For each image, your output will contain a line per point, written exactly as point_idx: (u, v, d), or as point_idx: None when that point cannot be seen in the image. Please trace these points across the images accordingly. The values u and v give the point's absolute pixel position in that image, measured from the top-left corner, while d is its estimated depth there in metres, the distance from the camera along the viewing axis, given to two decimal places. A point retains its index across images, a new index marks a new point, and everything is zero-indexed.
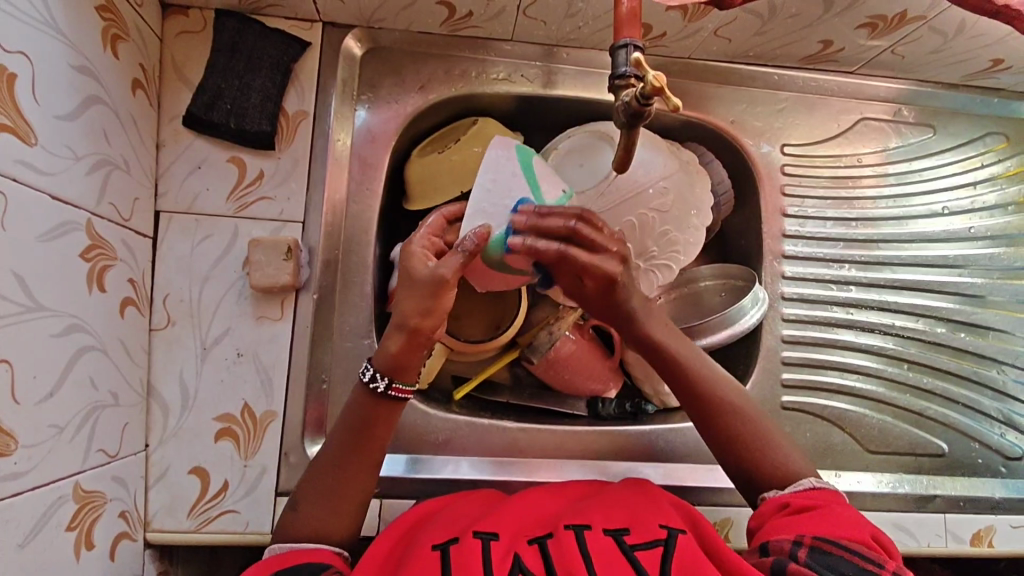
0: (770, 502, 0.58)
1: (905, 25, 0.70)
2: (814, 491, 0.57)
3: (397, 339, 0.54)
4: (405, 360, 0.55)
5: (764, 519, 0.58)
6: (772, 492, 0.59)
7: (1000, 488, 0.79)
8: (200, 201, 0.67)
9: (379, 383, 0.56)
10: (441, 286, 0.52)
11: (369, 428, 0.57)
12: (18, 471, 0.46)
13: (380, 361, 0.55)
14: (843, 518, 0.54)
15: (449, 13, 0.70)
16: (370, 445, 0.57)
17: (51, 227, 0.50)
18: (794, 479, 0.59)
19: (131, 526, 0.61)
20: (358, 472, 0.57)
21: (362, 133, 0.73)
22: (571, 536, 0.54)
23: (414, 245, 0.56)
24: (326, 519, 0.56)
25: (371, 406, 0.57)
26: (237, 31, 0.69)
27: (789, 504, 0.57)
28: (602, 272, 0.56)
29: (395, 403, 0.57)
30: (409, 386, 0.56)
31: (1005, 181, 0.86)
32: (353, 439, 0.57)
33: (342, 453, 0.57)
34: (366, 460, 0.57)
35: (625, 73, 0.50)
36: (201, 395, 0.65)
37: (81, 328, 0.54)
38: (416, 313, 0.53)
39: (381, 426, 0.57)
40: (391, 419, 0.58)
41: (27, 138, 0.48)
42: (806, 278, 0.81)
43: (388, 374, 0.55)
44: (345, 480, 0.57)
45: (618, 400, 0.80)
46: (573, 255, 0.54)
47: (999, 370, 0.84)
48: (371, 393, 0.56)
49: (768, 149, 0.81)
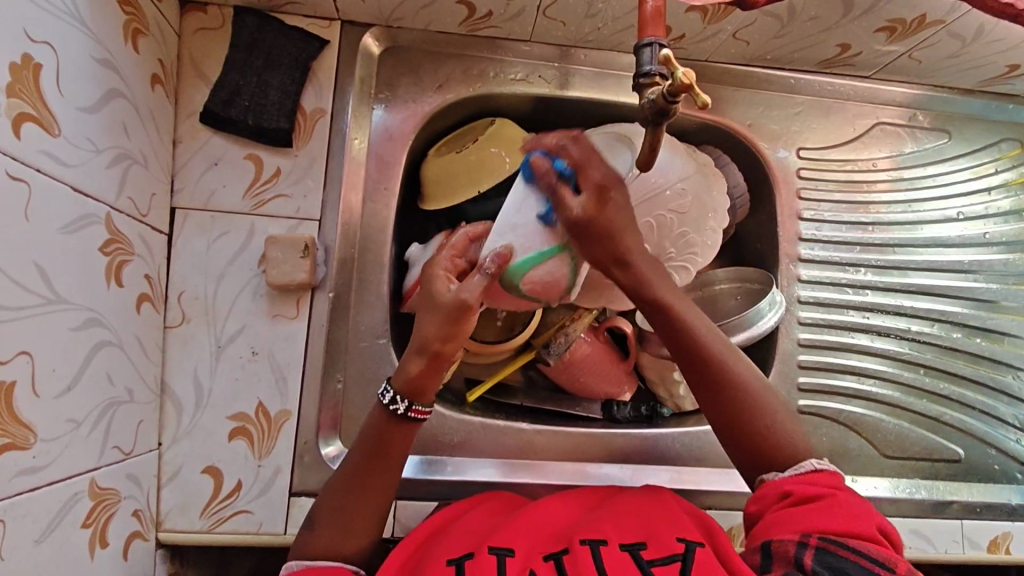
0: (770, 489, 0.56)
1: (924, 29, 0.70)
2: (816, 475, 0.55)
3: (417, 362, 0.55)
4: (425, 381, 0.56)
5: (765, 507, 0.55)
6: (773, 475, 0.57)
7: (1016, 494, 0.78)
8: (217, 198, 0.67)
9: (399, 406, 0.56)
10: (461, 311, 0.53)
11: (384, 450, 0.57)
12: (36, 466, 0.45)
13: (398, 382, 0.56)
14: (847, 508, 0.52)
15: (469, 12, 0.70)
16: (384, 468, 0.57)
17: (73, 219, 0.50)
18: (798, 463, 0.57)
19: (144, 525, 0.60)
20: (376, 494, 0.57)
21: (379, 131, 0.72)
22: (587, 551, 0.53)
23: (439, 266, 0.58)
24: (341, 541, 0.55)
25: (388, 428, 0.56)
26: (256, 28, 0.69)
27: (789, 493, 0.54)
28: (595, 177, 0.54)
29: (412, 424, 0.57)
30: (427, 408, 0.57)
31: (1018, 187, 0.86)
32: (368, 460, 0.57)
33: (358, 476, 0.56)
34: (380, 483, 0.57)
35: (650, 72, 0.50)
36: (216, 394, 0.65)
37: (99, 322, 0.53)
38: (437, 337, 0.54)
39: (398, 448, 0.57)
40: (409, 439, 0.58)
41: (50, 129, 0.47)
42: (821, 282, 0.80)
43: (409, 397, 0.56)
44: (359, 502, 0.56)
45: (632, 403, 0.79)
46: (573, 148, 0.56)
47: (1014, 376, 0.83)
48: (389, 414, 0.56)
49: (784, 153, 0.81)
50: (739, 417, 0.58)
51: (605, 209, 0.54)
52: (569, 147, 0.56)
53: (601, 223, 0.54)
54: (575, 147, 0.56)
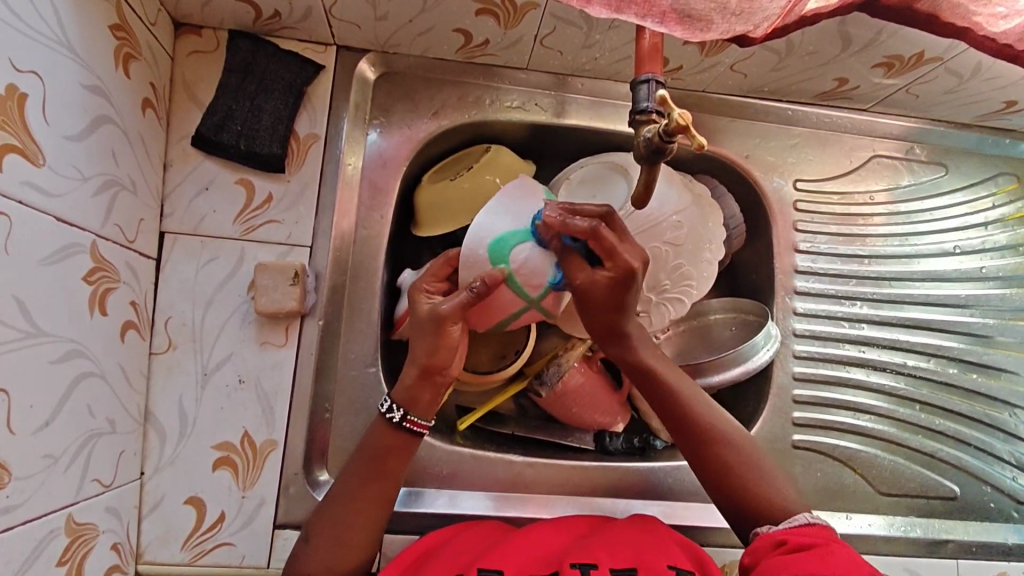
0: (764, 540, 0.55)
1: (922, 66, 0.70)
2: (809, 527, 0.54)
3: (411, 372, 0.56)
4: (421, 391, 0.56)
5: (759, 557, 0.54)
6: (766, 529, 0.56)
7: (1012, 534, 0.77)
8: (207, 222, 0.66)
9: (395, 414, 0.56)
10: (443, 323, 0.53)
11: (383, 462, 0.56)
12: (9, 506, 0.44)
13: (397, 392, 0.57)
14: (840, 555, 0.51)
15: (465, 41, 0.69)
16: (384, 480, 0.56)
17: (55, 250, 0.49)
18: (790, 515, 0.56)
19: (122, 558, 0.59)
20: (371, 503, 0.56)
21: (374, 156, 0.72)
22: None
23: (423, 286, 0.58)
24: (334, 554, 0.54)
25: (387, 443, 0.56)
26: (250, 53, 0.68)
27: (784, 542, 0.53)
28: (625, 263, 0.53)
29: (409, 437, 0.57)
30: (422, 419, 0.57)
31: (1015, 222, 0.86)
32: (366, 474, 0.56)
33: (356, 484, 0.56)
34: (377, 496, 0.56)
35: (647, 109, 0.50)
36: (200, 423, 0.63)
37: (81, 354, 0.52)
38: (424, 353, 0.55)
39: (396, 461, 0.57)
40: (406, 457, 0.57)
41: (34, 159, 0.47)
42: (817, 314, 0.80)
43: (404, 405, 0.56)
44: (352, 510, 0.55)
45: (625, 434, 0.78)
46: (604, 236, 0.52)
47: (1011, 413, 0.83)
48: (387, 423, 0.57)
49: (780, 183, 0.81)
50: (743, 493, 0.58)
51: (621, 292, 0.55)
52: (598, 232, 0.52)
53: (604, 298, 0.55)
54: (612, 238, 0.53)
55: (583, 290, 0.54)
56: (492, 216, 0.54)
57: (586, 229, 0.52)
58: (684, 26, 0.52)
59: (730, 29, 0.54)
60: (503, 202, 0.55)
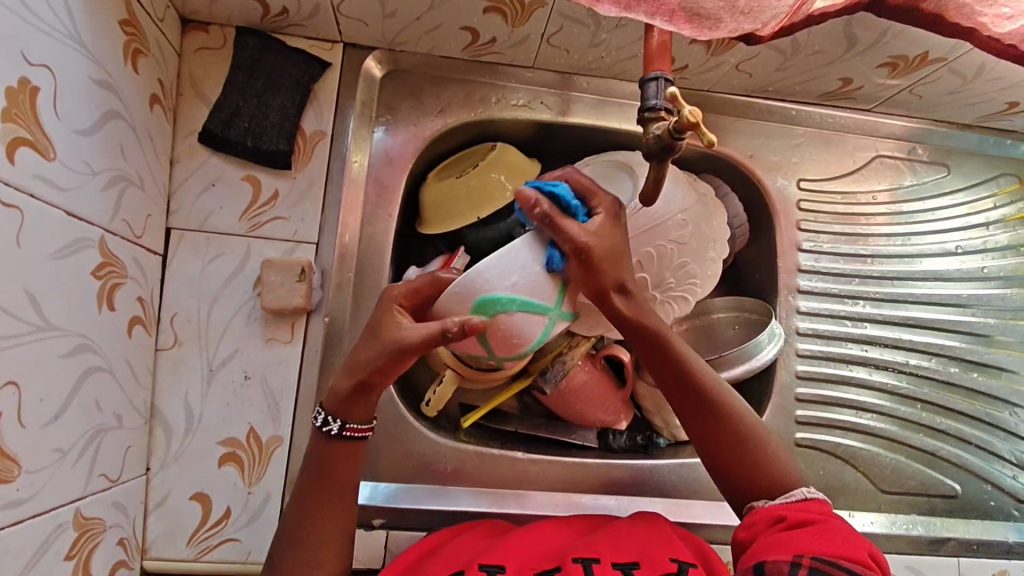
0: (762, 515, 0.54)
1: (925, 66, 0.70)
2: (806, 503, 0.54)
3: (346, 382, 0.55)
4: (356, 403, 0.56)
5: (757, 531, 0.54)
6: (763, 503, 0.56)
7: (1013, 532, 0.78)
8: (213, 219, 0.66)
9: (333, 426, 0.56)
10: (403, 354, 0.53)
11: (328, 472, 0.56)
12: (19, 499, 0.44)
13: (330, 404, 0.56)
14: (841, 534, 0.51)
15: (473, 38, 0.70)
16: (332, 483, 0.56)
17: (64, 244, 0.49)
18: (787, 490, 0.56)
19: (128, 554, 0.59)
20: (334, 515, 0.56)
21: (380, 154, 0.72)
22: (579, 570, 0.53)
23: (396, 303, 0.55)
24: (303, 559, 0.54)
25: (326, 448, 0.56)
26: (258, 50, 0.68)
27: (783, 519, 0.53)
28: (605, 202, 0.56)
29: (353, 443, 0.57)
30: (364, 425, 0.56)
31: (1016, 223, 0.86)
32: (309, 480, 0.56)
33: (305, 499, 0.56)
34: (329, 498, 0.56)
35: (656, 106, 0.50)
36: (206, 419, 0.63)
37: (90, 348, 0.52)
38: (366, 371, 0.54)
39: (344, 465, 0.56)
40: (353, 461, 0.57)
41: (46, 152, 0.47)
42: (820, 313, 0.80)
43: (341, 415, 0.56)
44: (314, 522, 0.55)
45: (629, 431, 0.77)
46: (579, 178, 0.57)
47: (1011, 412, 0.83)
48: (323, 435, 0.56)
49: (784, 183, 0.81)
50: (745, 461, 0.58)
51: (617, 230, 0.56)
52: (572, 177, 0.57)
53: (607, 244, 0.54)
54: (587, 180, 0.57)
55: (582, 245, 0.53)
56: (497, 269, 0.52)
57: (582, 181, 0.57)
58: (692, 24, 0.53)
59: (739, 27, 0.54)
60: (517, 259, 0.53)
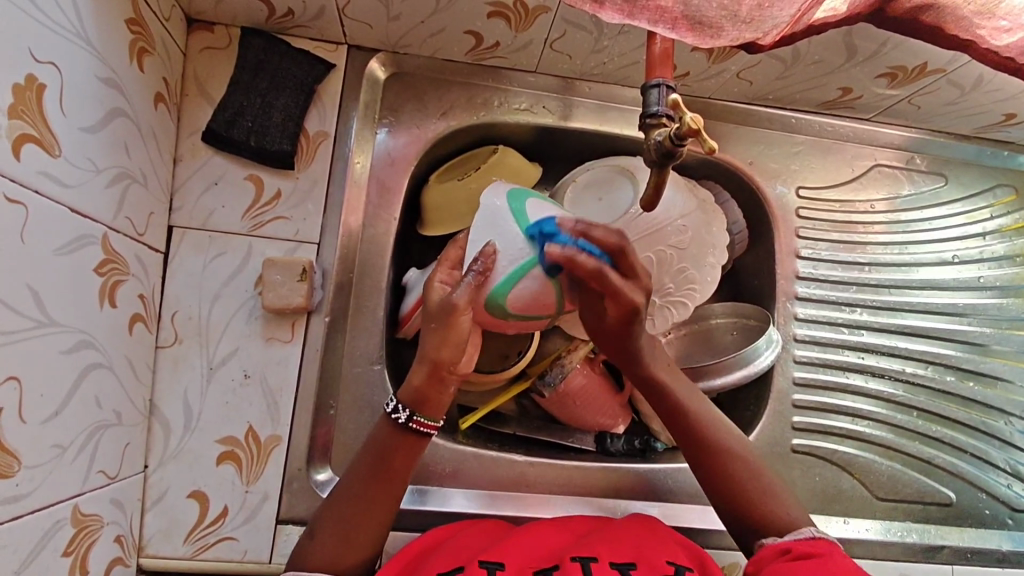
0: (770, 549, 0.54)
1: (924, 77, 0.71)
2: (816, 540, 0.54)
3: (419, 371, 0.53)
4: (427, 392, 0.54)
5: (763, 565, 0.54)
6: (771, 540, 0.55)
7: (1007, 541, 0.78)
8: (215, 218, 0.66)
9: (401, 415, 0.55)
10: (452, 314, 0.50)
11: (385, 463, 0.55)
12: (18, 494, 0.44)
13: (403, 393, 0.55)
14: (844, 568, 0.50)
15: (476, 42, 0.70)
16: (388, 478, 0.55)
17: (69, 240, 0.49)
18: (796, 527, 0.56)
19: (125, 551, 0.59)
20: (380, 503, 0.55)
21: (382, 155, 0.72)
22: (577, 569, 0.54)
23: (435, 278, 0.55)
24: (337, 550, 0.53)
25: (391, 438, 0.55)
26: (263, 50, 0.69)
27: (788, 551, 0.53)
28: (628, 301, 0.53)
29: (416, 436, 0.55)
30: (430, 420, 0.55)
31: (1012, 233, 0.87)
32: (368, 471, 0.55)
33: (358, 491, 0.55)
34: (381, 495, 0.55)
35: (658, 113, 0.50)
36: (205, 418, 0.63)
37: (90, 344, 0.53)
38: (433, 346, 0.51)
39: (401, 459, 0.55)
40: (411, 456, 0.56)
41: (51, 149, 0.47)
42: (817, 319, 0.81)
43: (410, 406, 0.54)
44: (361, 511, 0.55)
45: (626, 436, 0.79)
46: (607, 278, 0.51)
47: (1006, 421, 0.84)
48: (392, 424, 0.55)
49: (783, 190, 0.82)
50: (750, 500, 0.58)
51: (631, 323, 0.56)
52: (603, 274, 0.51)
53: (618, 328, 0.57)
54: (616, 279, 0.51)
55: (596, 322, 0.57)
56: (484, 221, 0.53)
57: (590, 269, 0.50)
58: (695, 33, 0.53)
59: (740, 36, 0.55)
60: (483, 211, 0.54)
